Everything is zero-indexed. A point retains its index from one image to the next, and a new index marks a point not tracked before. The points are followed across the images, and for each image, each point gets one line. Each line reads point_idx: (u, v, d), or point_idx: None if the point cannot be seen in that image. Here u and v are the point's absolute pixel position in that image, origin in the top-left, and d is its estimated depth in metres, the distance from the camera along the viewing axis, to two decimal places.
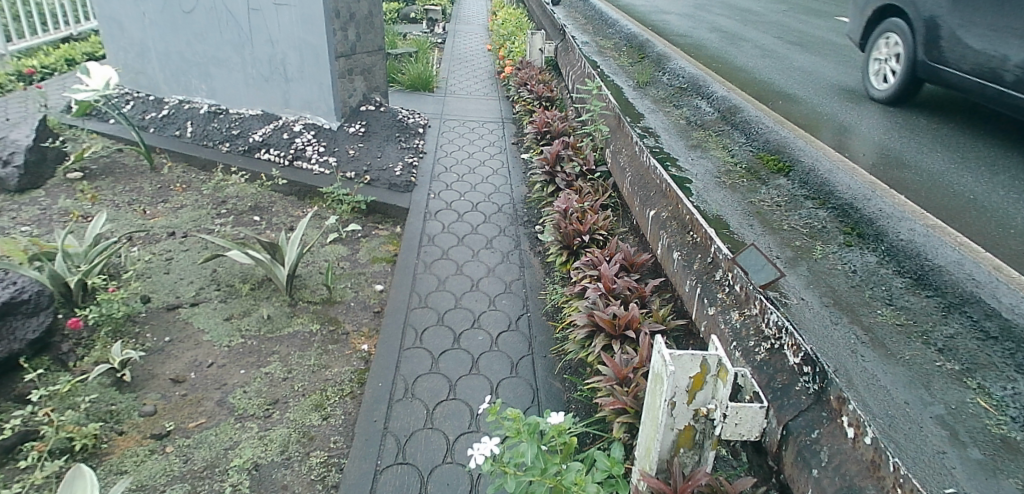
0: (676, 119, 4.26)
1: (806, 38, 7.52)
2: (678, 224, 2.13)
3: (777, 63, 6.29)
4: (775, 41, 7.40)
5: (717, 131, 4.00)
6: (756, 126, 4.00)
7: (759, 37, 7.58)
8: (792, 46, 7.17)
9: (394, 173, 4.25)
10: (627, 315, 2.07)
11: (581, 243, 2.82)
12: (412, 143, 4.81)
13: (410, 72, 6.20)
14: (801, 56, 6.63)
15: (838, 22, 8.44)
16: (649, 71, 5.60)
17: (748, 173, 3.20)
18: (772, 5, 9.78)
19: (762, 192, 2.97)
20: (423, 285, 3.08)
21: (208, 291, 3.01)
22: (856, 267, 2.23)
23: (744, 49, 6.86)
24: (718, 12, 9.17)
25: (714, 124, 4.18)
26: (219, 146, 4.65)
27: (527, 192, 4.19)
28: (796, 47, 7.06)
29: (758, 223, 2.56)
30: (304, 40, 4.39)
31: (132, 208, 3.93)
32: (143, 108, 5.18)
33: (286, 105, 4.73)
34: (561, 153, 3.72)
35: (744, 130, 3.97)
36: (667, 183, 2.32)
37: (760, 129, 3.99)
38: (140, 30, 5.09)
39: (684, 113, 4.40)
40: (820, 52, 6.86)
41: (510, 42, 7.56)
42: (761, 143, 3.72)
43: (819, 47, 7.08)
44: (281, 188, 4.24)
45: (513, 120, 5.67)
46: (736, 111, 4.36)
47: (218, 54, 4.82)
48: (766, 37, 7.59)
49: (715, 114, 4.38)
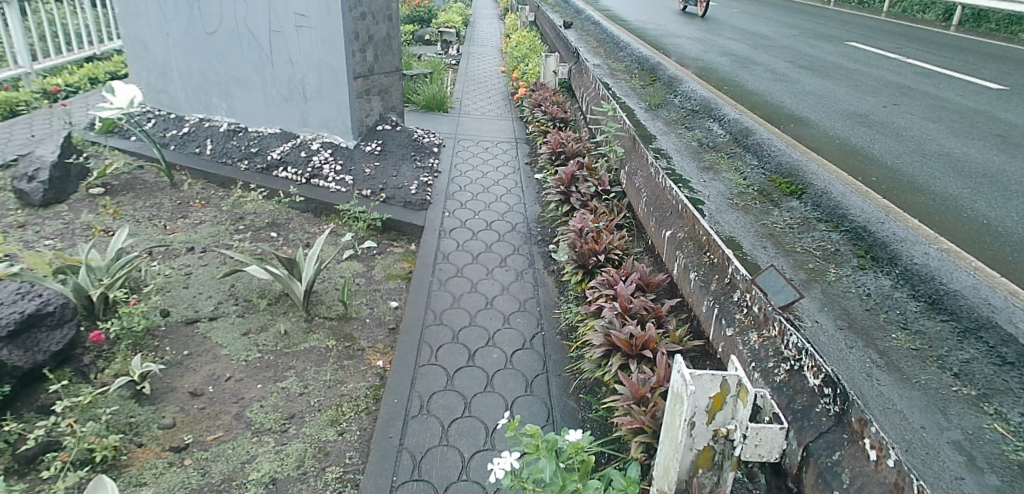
0: (688, 141, 4.31)
1: (817, 63, 7.60)
2: (694, 244, 2.15)
3: (789, 87, 6.35)
4: (786, 65, 7.47)
5: (729, 153, 4.03)
6: (767, 149, 4.04)
7: (770, 61, 7.67)
8: (803, 71, 7.24)
9: (409, 191, 4.30)
10: (644, 335, 2.06)
11: (597, 263, 2.83)
12: (427, 162, 4.87)
13: (425, 93, 6.31)
14: (812, 80, 6.70)
15: (849, 47, 8.52)
16: (661, 94, 5.67)
17: (760, 195, 3.23)
18: (783, 30, 9.89)
19: (774, 214, 2.99)
20: (438, 302, 3.11)
21: (226, 306, 3.05)
22: (870, 291, 2.23)
23: (755, 73, 6.94)
24: (730, 36, 9.27)
25: (726, 146, 4.22)
26: (238, 164, 4.74)
27: (541, 211, 4.23)
28: (807, 72, 7.13)
29: (772, 245, 2.59)
30: (324, 60, 4.50)
31: (152, 223, 4.00)
32: (164, 125, 5.30)
33: (304, 124, 4.83)
34: (575, 173, 3.72)
35: (756, 152, 4.01)
36: (683, 204, 2.33)
37: (772, 151, 4.03)
38: (163, 50, 5.24)
39: (697, 135, 4.44)
40: (831, 76, 6.92)
41: (524, 64, 7.70)
42: (773, 166, 3.76)
43: (830, 72, 7.15)
44: (298, 206, 4.31)
45: (526, 140, 5.74)
46: (747, 134, 4.40)
47: (239, 74, 4.94)
48: (777, 61, 7.67)
49: (727, 136, 4.42)
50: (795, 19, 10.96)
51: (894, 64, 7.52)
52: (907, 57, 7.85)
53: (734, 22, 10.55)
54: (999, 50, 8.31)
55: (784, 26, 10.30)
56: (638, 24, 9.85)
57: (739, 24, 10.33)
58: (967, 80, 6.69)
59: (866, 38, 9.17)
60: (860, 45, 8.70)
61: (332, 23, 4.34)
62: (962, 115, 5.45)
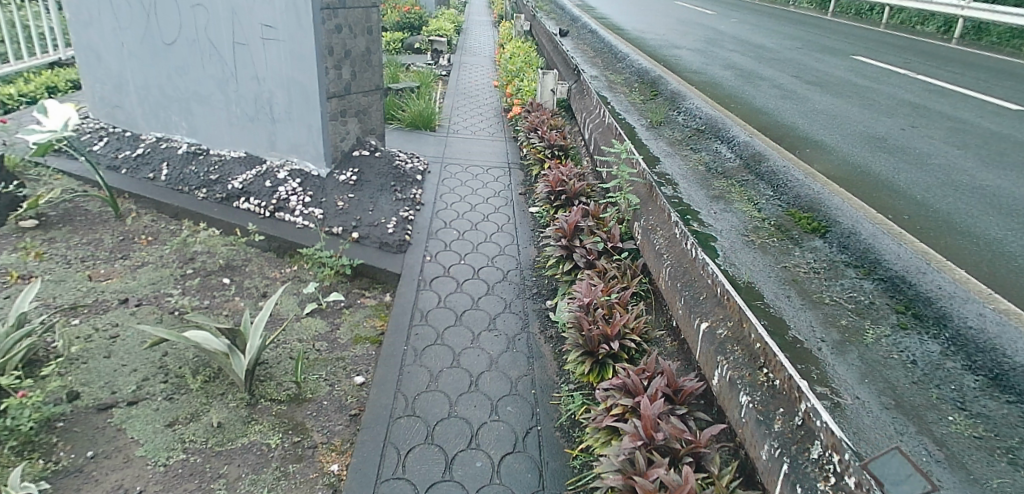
0: (695, 165, 4.14)
1: (826, 80, 7.36)
2: (744, 351, 1.64)
3: (799, 106, 6.35)
4: (793, 80, 7.36)
5: (741, 182, 3.89)
6: (784, 179, 3.89)
7: (776, 75, 7.54)
8: (813, 92, 6.86)
9: (387, 229, 3.73)
10: (681, 488, 1.49)
11: (608, 351, 2.14)
12: (409, 193, 4.29)
13: (411, 109, 5.79)
14: (822, 98, 6.64)
15: (853, 61, 8.28)
16: (663, 110, 5.38)
17: (778, 231, 3.15)
18: (786, 42, 9.56)
19: (796, 254, 2.88)
20: (412, 382, 2.55)
21: (151, 385, 2.52)
22: (916, 358, 2.05)
23: (762, 88, 6.92)
24: (733, 48, 8.94)
25: (738, 174, 4.07)
26: (195, 192, 4.21)
27: (538, 254, 3.69)
28: (814, 87, 7.05)
29: (797, 295, 2.44)
30: (293, 77, 4.01)
31: (83, 267, 3.42)
32: (116, 145, 4.77)
33: (272, 147, 4.32)
34: (580, 223, 2.85)
35: (771, 182, 3.87)
36: (725, 289, 1.81)
37: (789, 182, 3.86)
38: (117, 61, 4.73)
39: (704, 158, 4.29)
40: (835, 91, 6.89)
41: (517, 76, 7.23)
42: (791, 198, 3.62)
43: (840, 91, 6.88)
44: (258, 244, 3.76)
45: (520, 164, 5.18)
46: (760, 160, 4.23)
47: (201, 90, 4.46)
48: (783, 75, 7.54)
49: (738, 160, 4.28)
50: (795, 30, 10.70)
51: (903, 83, 7.21)
52: (916, 75, 7.56)
53: (735, 33, 10.21)
54: (1010, 65, 8.05)
55: (785, 37, 9.99)
56: (636, 34, 9.48)
57: (740, 35, 9.98)
58: (984, 101, 6.39)
59: (871, 52, 8.89)
60: (867, 60, 8.41)
61: (302, 36, 3.85)
62: (987, 144, 5.11)
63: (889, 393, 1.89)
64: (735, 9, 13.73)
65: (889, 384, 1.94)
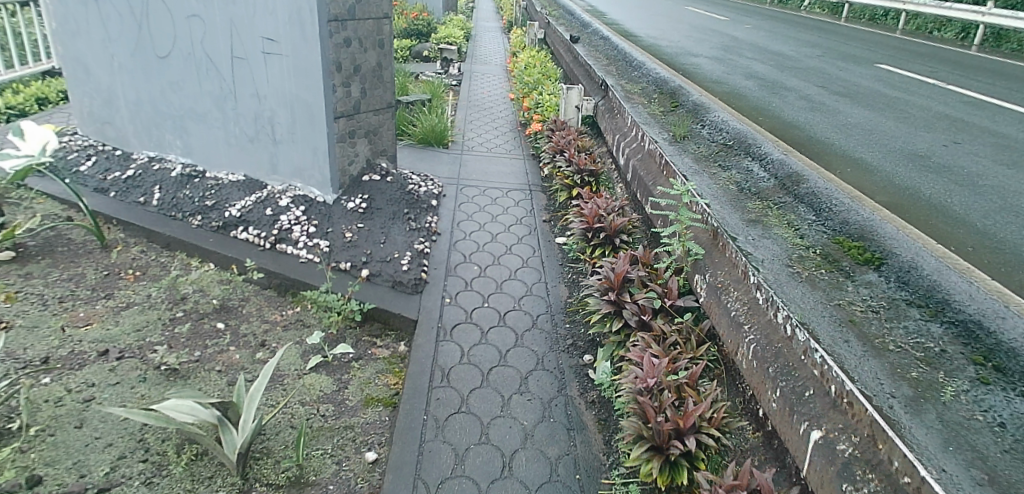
0: (726, 185, 3.56)
1: (854, 91, 6.96)
2: (887, 484, 1.25)
3: (829, 119, 5.94)
4: (820, 90, 6.97)
5: (778, 204, 3.36)
6: (826, 200, 3.33)
7: (801, 85, 7.14)
8: (842, 104, 6.46)
9: (400, 265, 3.34)
10: None
11: (681, 449, 1.75)
12: (423, 221, 3.90)
13: (422, 124, 5.42)
14: (853, 110, 6.25)
15: (879, 70, 7.90)
16: (685, 122, 4.80)
17: (826, 262, 2.61)
18: (806, 49, 9.18)
19: (849, 290, 2.40)
20: (434, 467, 2.16)
21: (127, 466, 2.15)
22: (1004, 421, 1.69)
23: (789, 99, 6.52)
24: (752, 56, 8.56)
25: (773, 194, 3.50)
26: (189, 220, 3.84)
27: (568, 294, 3.31)
28: (843, 98, 6.66)
29: (855, 340, 2.04)
30: (296, 95, 3.65)
31: (61, 309, 3.05)
32: (106, 165, 4.41)
33: (273, 170, 3.96)
34: (630, 273, 2.45)
35: (812, 204, 3.31)
36: (849, 391, 1.42)
37: (834, 204, 3.32)
38: (108, 75, 4.40)
39: (735, 179, 3.67)
40: (867, 103, 6.49)
41: (532, 89, 6.87)
42: (836, 224, 3.09)
43: (872, 103, 6.49)
44: (257, 281, 3.39)
45: (540, 185, 4.81)
46: (799, 180, 3.63)
47: (197, 107, 4.11)
48: (808, 85, 7.15)
49: (772, 180, 3.67)
50: (812, 37, 10.32)
51: (935, 94, 6.83)
52: (948, 85, 7.19)
53: (752, 39, 9.83)
54: None
55: (803, 43, 9.62)
56: (651, 41, 9.09)
57: (758, 42, 9.60)
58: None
59: (894, 60, 8.51)
60: (891, 68, 8.03)
61: (307, 51, 3.49)
62: None
63: (982, 465, 1.53)
64: (747, 14, 13.38)
65: (978, 453, 1.58)
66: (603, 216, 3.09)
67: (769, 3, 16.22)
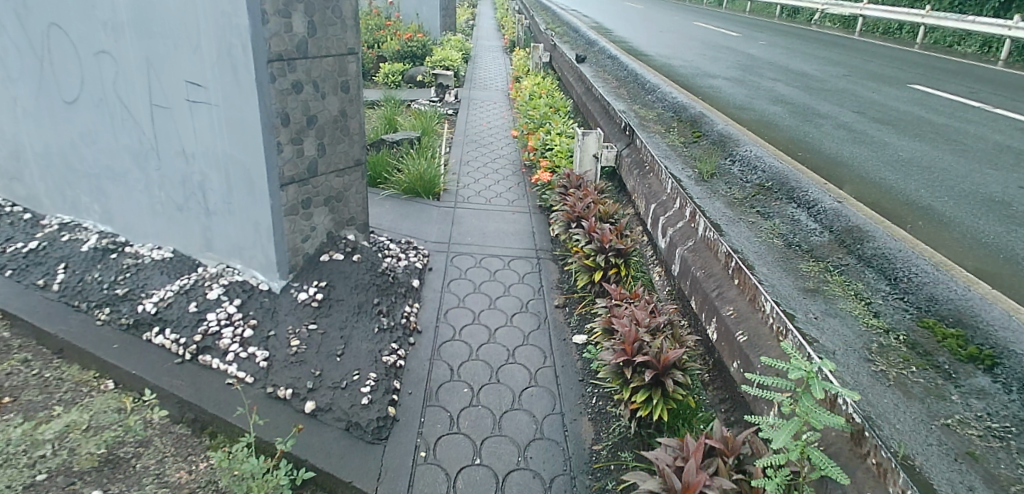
0: (767, 237, 2.59)
1: (896, 116, 6.05)
2: None
3: (878, 152, 5.02)
4: (858, 116, 6.06)
5: (839, 267, 2.37)
6: (902, 267, 2.36)
7: (836, 110, 6.24)
8: (888, 133, 5.52)
9: (361, 395, 2.42)
10: None
11: None
12: (399, 314, 2.99)
13: (409, 172, 4.56)
14: (903, 141, 5.32)
15: (916, 91, 6.99)
16: (709, 155, 3.84)
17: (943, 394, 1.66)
18: (830, 67, 8.31)
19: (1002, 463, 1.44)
20: None
21: None
22: None
23: (827, 128, 5.61)
24: (773, 76, 7.69)
25: (829, 252, 2.52)
26: (94, 313, 2.92)
27: (592, 434, 2.38)
28: (887, 126, 5.74)
29: None
30: (231, 155, 2.76)
31: None
32: (8, 233, 3.53)
33: (207, 248, 3.08)
34: (708, 485, 1.59)
35: (884, 271, 2.34)
36: None
37: (914, 273, 2.33)
38: (12, 121, 3.54)
39: (778, 230, 2.69)
40: (915, 131, 5.57)
41: (537, 124, 6.03)
42: (928, 306, 2.10)
43: (920, 131, 5.56)
44: (165, 414, 2.47)
45: (550, 251, 3.90)
46: (858, 232, 2.65)
47: (115, 165, 3.24)
48: (843, 111, 6.24)
49: (823, 231, 2.71)
50: (831, 53, 9.44)
51: (987, 119, 5.91)
52: (997, 108, 6.27)
53: (770, 57, 8.97)
54: None
55: (824, 61, 8.75)
56: (663, 60, 8.24)
57: (778, 60, 8.74)
58: None
59: (930, 80, 7.59)
60: (928, 89, 7.11)
61: (240, 99, 2.61)
62: None
63: None
64: (757, 29, 12.52)
65: None
66: (645, 342, 2.19)
67: (777, 16, 15.39)
